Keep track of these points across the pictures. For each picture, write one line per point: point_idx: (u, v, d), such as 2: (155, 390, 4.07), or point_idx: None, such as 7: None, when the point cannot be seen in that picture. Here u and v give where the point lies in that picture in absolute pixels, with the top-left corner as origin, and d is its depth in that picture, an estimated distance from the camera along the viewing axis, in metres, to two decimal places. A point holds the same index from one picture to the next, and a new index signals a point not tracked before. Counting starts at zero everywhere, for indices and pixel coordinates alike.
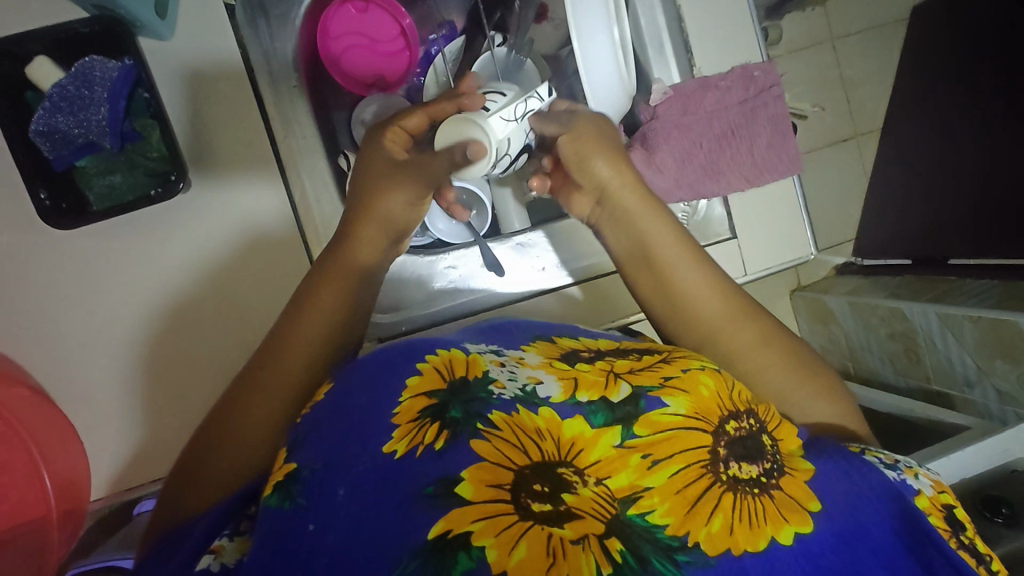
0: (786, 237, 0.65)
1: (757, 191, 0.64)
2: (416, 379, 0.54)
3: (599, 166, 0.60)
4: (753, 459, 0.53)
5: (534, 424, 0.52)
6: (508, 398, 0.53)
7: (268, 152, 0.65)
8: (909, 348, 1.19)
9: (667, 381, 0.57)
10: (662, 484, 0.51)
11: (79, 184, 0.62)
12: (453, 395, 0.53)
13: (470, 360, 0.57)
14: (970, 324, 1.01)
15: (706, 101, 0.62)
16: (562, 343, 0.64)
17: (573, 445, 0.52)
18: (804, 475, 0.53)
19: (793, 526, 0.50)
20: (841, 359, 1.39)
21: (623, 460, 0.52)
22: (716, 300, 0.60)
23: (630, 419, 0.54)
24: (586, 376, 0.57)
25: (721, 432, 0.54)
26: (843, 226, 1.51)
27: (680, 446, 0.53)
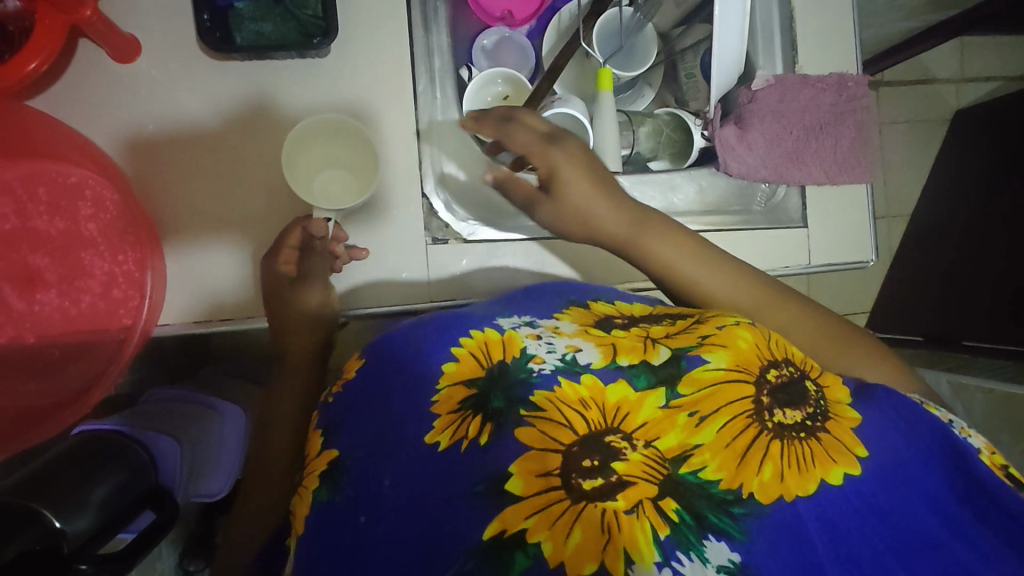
0: (847, 233, 0.69)
1: (833, 188, 0.68)
2: (452, 365, 0.49)
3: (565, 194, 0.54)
4: (798, 404, 0.46)
5: (577, 396, 0.46)
6: (548, 372, 0.47)
7: (403, 34, 0.61)
8: None
9: (702, 340, 0.50)
10: (712, 440, 0.45)
11: (231, 24, 0.58)
12: (493, 381, 0.48)
13: (506, 338, 0.51)
14: (982, 395, 1.05)
15: (802, 96, 0.66)
16: (597, 307, 0.57)
17: (620, 409, 0.45)
18: (850, 421, 0.47)
19: (839, 467, 0.44)
20: None
21: (671, 423, 0.46)
22: (733, 284, 0.57)
23: (675, 378, 0.48)
24: (623, 340, 0.51)
25: (764, 381, 0.48)
26: (862, 297, 1.57)
27: (724, 397, 0.46)
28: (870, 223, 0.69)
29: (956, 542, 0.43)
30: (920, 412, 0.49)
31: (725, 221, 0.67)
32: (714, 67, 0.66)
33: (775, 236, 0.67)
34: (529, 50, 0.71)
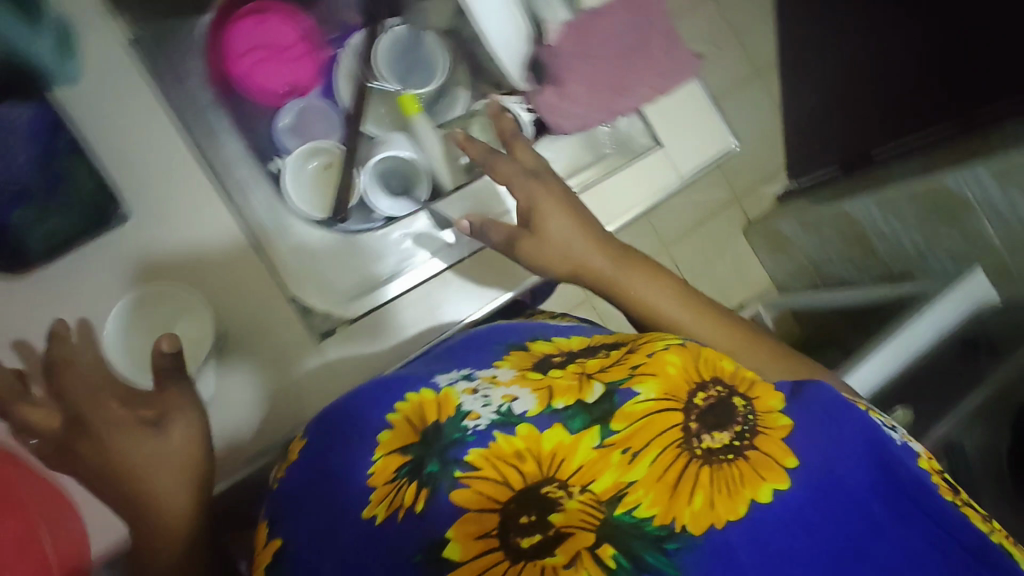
0: (700, 129, 0.69)
1: (668, 98, 0.68)
2: (388, 436, 0.51)
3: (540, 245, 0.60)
4: (725, 424, 0.46)
5: (512, 448, 0.47)
6: (483, 430, 0.48)
7: (193, 172, 0.59)
8: (862, 244, 1.24)
9: (636, 369, 0.51)
10: (645, 475, 0.44)
11: (12, 239, 0.55)
12: (427, 448, 0.49)
13: (441, 399, 0.52)
14: (905, 199, 1.08)
15: (596, 30, 0.67)
16: (536, 348, 0.59)
17: (553, 457, 0.46)
18: (782, 430, 0.46)
19: (769, 483, 0.43)
20: (807, 276, 1.47)
21: (605, 461, 0.46)
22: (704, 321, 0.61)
23: (608, 416, 0.48)
24: (560, 381, 0.52)
25: (691, 406, 0.48)
26: (771, 152, 1.57)
27: (654, 428, 0.47)
28: (715, 112, 0.70)
29: (881, 545, 0.43)
30: (862, 417, 0.49)
31: (587, 176, 0.67)
32: (494, 45, 0.65)
33: (636, 165, 0.66)
34: (330, 109, 0.70)
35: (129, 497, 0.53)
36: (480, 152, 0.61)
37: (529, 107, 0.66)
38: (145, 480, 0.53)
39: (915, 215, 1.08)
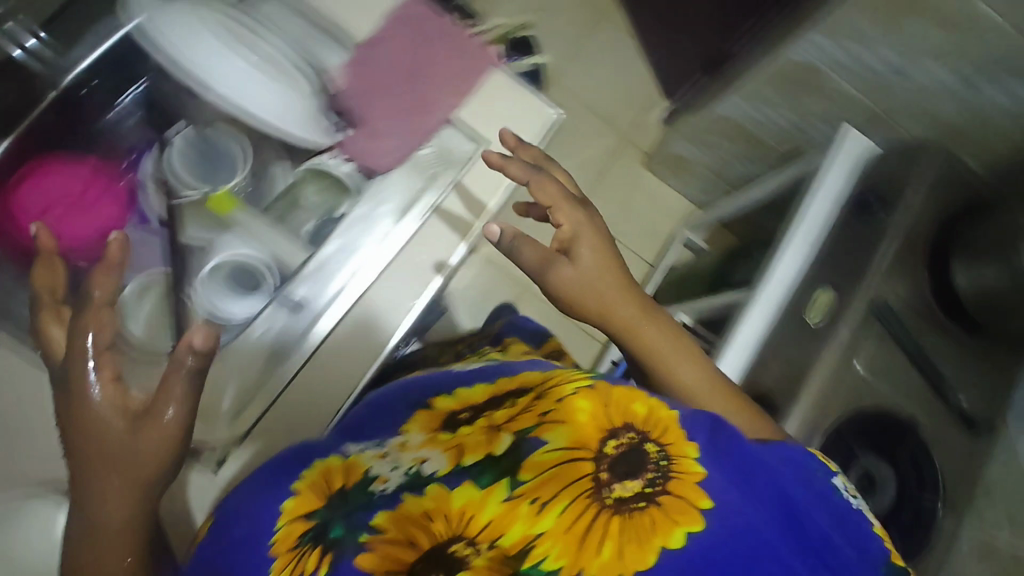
0: (517, 118, 0.68)
1: (473, 100, 0.67)
2: (295, 504, 0.56)
3: (561, 286, 0.63)
4: (636, 472, 0.47)
5: (421, 509, 0.51)
6: (391, 493, 0.54)
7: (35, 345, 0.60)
8: (746, 138, 1.26)
9: (545, 418, 0.53)
10: (553, 526, 0.47)
11: None
12: (335, 512, 0.54)
13: (348, 465, 0.59)
14: (761, 84, 1.10)
15: (377, 59, 0.64)
16: (440, 405, 0.62)
17: (462, 515, 0.49)
18: (694, 475, 0.48)
19: (681, 528, 0.45)
20: (717, 186, 1.46)
21: (515, 512, 0.48)
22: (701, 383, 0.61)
23: (515, 468, 0.51)
24: (468, 439, 0.55)
25: (601, 455, 0.49)
26: (642, 84, 1.60)
27: (561, 478, 0.48)
28: (529, 92, 0.69)
29: None
30: (788, 473, 0.51)
31: (431, 199, 0.66)
32: (282, 126, 0.61)
33: (467, 178, 0.67)
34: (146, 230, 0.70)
35: (81, 480, 0.54)
36: (525, 171, 0.64)
37: (345, 159, 0.66)
38: (98, 476, 0.53)
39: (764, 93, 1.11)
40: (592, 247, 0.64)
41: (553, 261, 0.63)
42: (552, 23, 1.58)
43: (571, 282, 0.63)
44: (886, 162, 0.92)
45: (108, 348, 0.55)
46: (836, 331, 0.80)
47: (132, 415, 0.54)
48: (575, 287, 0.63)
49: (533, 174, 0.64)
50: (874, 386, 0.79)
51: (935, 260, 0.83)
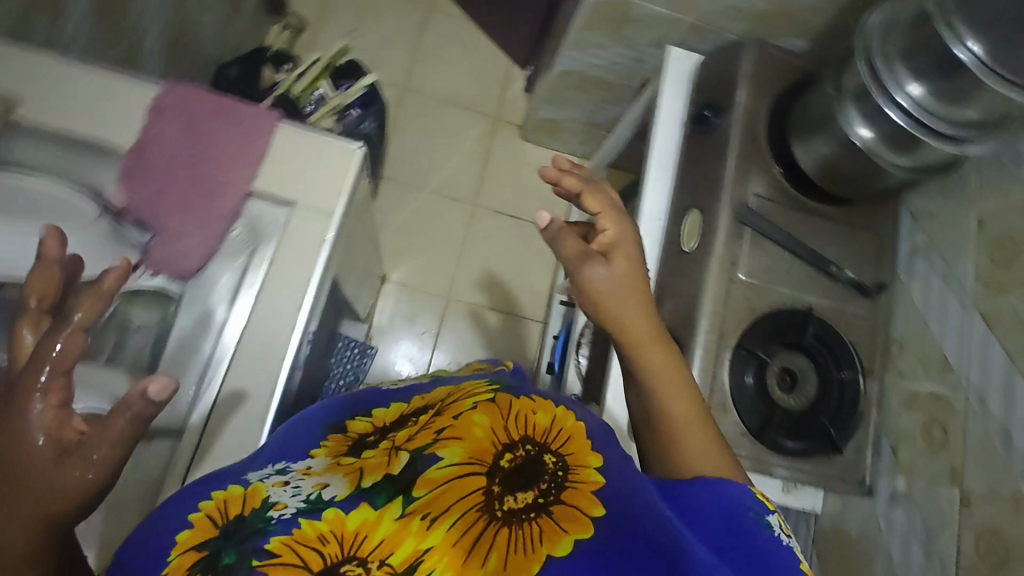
0: (318, 165, 0.64)
1: (265, 164, 0.63)
2: (188, 534, 0.49)
3: (586, 289, 0.61)
4: (529, 483, 0.47)
5: (318, 531, 0.47)
6: (288, 518, 0.49)
7: None
8: (595, 84, 1.26)
9: (441, 435, 0.53)
10: (442, 541, 0.46)
11: None
12: (227, 539, 0.48)
13: (251, 492, 0.52)
14: (583, 31, 1.10)
15: (150, 164, 0.61)
16: (353, 428, 0.60)
17: (357, 536, 0.47)
18: (593, 484, 0.48)
19: (571, 536, 0.44)
20: (593, 135, 1.47)
21: (406, 530, 0.47)
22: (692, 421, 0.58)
23: (410, 485, 0.50)
24: (371, 462, 0.54)
25: (496, 469, 0.49)
26: (492, 62, 1.59)
27: (455, 493, 0.48)
28: (322, 135, 0.65)
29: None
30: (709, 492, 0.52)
31: (259, 273, 0.62)
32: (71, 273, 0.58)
33: (284, 241, 0.63)
34: None
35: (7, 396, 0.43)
36: (581, 182, 0.64)
37: (153, 273, 0.62)
38: (89, 451, 0.43)
39: (587, 37, 1.11)
40: (628, 261, 0.62)
41: (590, 263, 0.60)
42: (384, 32, 1.55)
43: (598, 288, 0.60)
44: (709, 70, 0.93)
45: (59, 372, 0.43)
46: (706, 249, 0.81)
47: (63, 451, 0.43)
48: (601, 291, 0.60)
49: (589, 188, 0.63)
50: (759, 288, 0.80)
51: (777, 150, 0.84)
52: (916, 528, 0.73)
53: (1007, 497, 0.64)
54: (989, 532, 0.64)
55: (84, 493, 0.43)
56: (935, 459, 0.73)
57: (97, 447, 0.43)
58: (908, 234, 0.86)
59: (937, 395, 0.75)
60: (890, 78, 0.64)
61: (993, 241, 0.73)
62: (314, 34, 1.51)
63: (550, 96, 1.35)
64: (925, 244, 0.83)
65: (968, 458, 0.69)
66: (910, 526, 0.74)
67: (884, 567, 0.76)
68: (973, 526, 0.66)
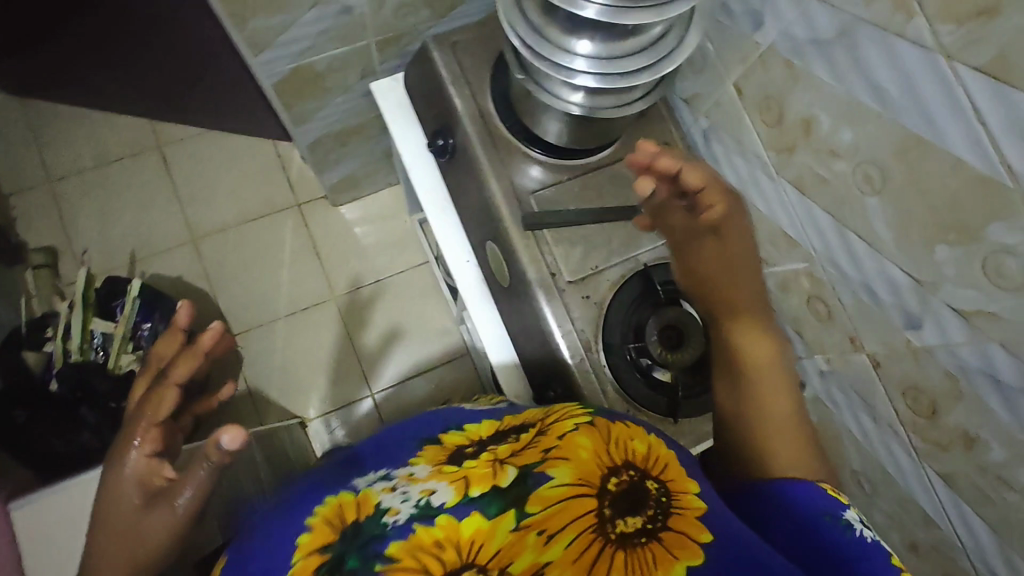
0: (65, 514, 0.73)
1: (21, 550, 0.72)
2: (308, 538, 0.51)
3: (702, 252, 0.67)
4: (639, 508, 0.51)
5: (434, 536, 0.50)
6: (403, 522, 0.51)
7: None
8: (348, 134, 1.15)
9: (549, 454, 0.56)
10: (561, 557, 0.48)
11: None
12: (348, 544, 0.50)
13: (363, 499, 0.55)
14: (290, 109, 0.98)
15: None
16: (449, 442, 0.62)
17: (473, 543, 0.50)
18: (695, 508, 0.52)
19: (683, 560, 0.48)
20: (390, 163, 1.36)
21: (522, 543, 0.49)
22: (785, 417, 0.62)
23: (523, 500, 0.52)
24: (476, 470, 0.55)
25: (606, 491, 0.52)
26: (256, 153, 1.45)
27: (570, 512, 0.51)
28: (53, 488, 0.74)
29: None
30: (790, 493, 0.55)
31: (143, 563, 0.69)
32: None
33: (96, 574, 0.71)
34: None
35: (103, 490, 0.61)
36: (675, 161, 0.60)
37: None
38: (170, 496, 0.57)
39: (300, 109, 0.99)
40: (733, 232, 0.66)
41: (699, 237, 0.67)
42: (138, 199, 1.40)
43: (706, 256, 0.67)
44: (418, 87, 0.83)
45: (152, 426, 0.63)
46: (520, 277, 0.74)
47: (154, 493, 0.58)
48: (712, 261, 0.67)
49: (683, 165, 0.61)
50: (589, 279, 0.75)
51: (522, 139, 0.76)
52: (854, 399, 0.70)
53: (904, 349, 0.60)
54: (909, 387, 0.61)
55: (163, 535, 0.56)
56: (832, 331, 0.69)
57: (178, 492, 0.57)
58: (692, 122, 0.79)
59: (801, 270, 0.70)
60: (550, 47, 0.56)
61: (758, 103, 0.67)
62: (72, 250, 1.35)
63: (320, 167, 1.23)
64: (710, 127, 0.76)
65: (856, 322, 0.65)
66: (849, 399, 0.71)
67: (852, 443, 0.74)
68: (895, 384, 0.63)
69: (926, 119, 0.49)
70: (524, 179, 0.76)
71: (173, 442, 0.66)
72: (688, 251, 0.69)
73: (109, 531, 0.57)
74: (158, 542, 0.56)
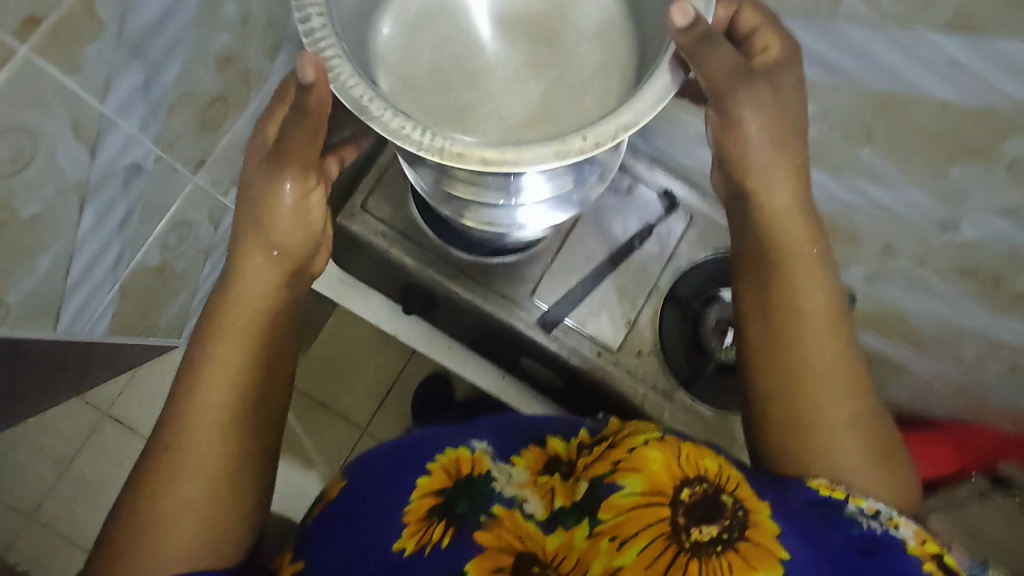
0: None
1: None
2: (427, 479, 0.50)
3: (761, 107, 0.47)
4: (715, 517, 0.42)
5: (528, 529, 0.47)
6: (507, 494, 0.49)
7: None
8: None
9: (621, 463, 0.47)
10: (633, 564, 0.42)
11: None
12: (461, 492, 0.49)
13: (477, 457, 0.52)
14: None
15: None
16: (552, 447, 0.56)
17: (555, 554, 0.45)
18: (771, 528, 0.42)
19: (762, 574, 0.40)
20: None
21: (595, 550, 0.44)
22: (832, 318, 0.48)
23: (594, 506, 0.45)
24: (561, 483, 0.51)
25: (680, 500, 0.44)
26: None
27: (643, 521, 0.43)
28: None
29: None
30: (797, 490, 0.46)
31: None
32: None
33: None
34: None
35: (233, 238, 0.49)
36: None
37: None
38: (269, 217, 0.47)
39: None
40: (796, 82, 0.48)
41: (750, 87, 0.46)
42: None
43: (767, 116, 0.47)
44: (352, 255, 0.76)
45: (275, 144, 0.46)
46: (569, 370, 0.73)
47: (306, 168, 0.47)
48: (766, 105, 0.47)
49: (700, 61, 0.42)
50: (630, 336, 0.73)
51: (489, 257, 0.70)
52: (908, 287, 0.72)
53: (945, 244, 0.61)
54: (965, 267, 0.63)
55: (300, 244, 0.48)
56: (859, 249, 0.70)
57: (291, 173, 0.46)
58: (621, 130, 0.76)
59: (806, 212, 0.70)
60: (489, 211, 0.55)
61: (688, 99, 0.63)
62: None
63: None
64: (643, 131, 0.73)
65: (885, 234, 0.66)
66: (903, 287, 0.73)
67: None
68: (948, 267, 0.64)
69: (901, 83, 0.48)
70: (515, 287, 0.71)
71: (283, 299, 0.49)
72: (731, 113, 0.47)
73: (250, 240, 0.48)
74: (290, 237, 0.47)
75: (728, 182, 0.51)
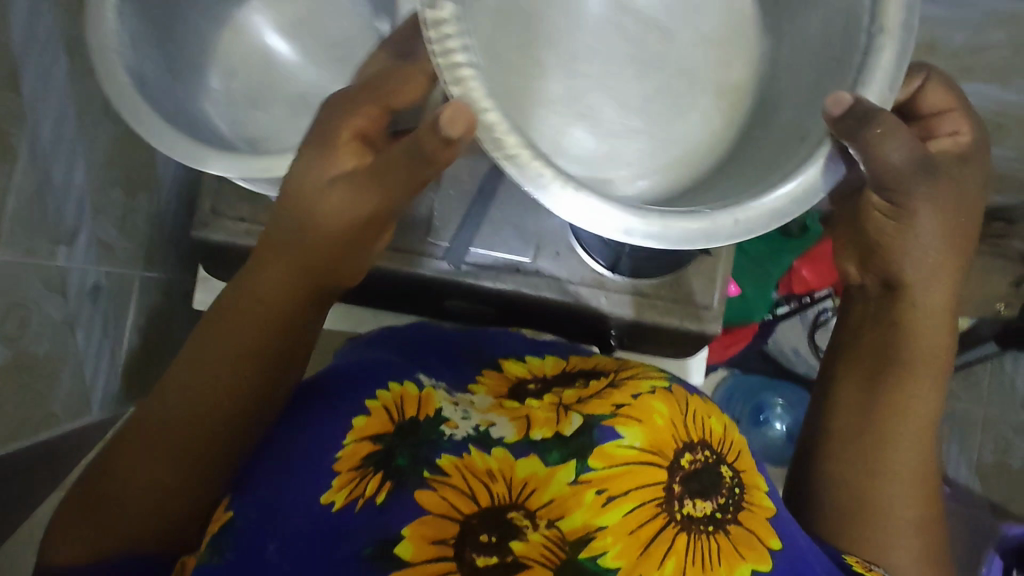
0: None
1: None
2: (366, 422, 0.49)
3: (936, 199, 0.47)
4: (710, 492, 0.44)
5: (486, 467, 0.45)
6: (461, 441, 0.48)
7: None
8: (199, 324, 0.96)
9: (621, 409, 0.48)
10: (616, 523, 0.42)
11: None
12: (400, 440, 0.47)
13: (426, 397, 0.52)
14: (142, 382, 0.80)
15: None
16: (511, 372, 0.59)
17: (524, 485, 0.45)
18: (766, 507, 0.46)
19: (748, 563, 0.42)
20: None
21: (578, 499, 0.44)
22: (925, 461, 0.50)
23: (585, 449, 0.46)
24: (541, 413, 0.51)
25: (676, 467, 0.45)
26: None
27: (640, 479, 0.44)
28: None
29: None
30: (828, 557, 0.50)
31: None
32: None
33: None
34: None
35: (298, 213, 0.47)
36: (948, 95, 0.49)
37: None
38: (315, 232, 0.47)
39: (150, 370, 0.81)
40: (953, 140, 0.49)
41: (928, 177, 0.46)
42: None
43: (947, 200, 0.47)
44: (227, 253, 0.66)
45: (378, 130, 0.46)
46: (494, 294, 0.70)
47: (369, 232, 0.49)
48: (945, 190, 0.47)
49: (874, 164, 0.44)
50: (541, 238, 0.69)
51: None
52: None
53: None
54: None
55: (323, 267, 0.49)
56: None
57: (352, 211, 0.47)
58: None
59: None
60: None
61: None
62: None
63: None
64: None
65: None
66: None
67: None
68: None
69: None
70: (409, 234, 0.67)
71: (324, 300, 0.51)
72: (910, 208, 0.47)
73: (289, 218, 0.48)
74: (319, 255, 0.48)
75: (877, 275, 0.51)
